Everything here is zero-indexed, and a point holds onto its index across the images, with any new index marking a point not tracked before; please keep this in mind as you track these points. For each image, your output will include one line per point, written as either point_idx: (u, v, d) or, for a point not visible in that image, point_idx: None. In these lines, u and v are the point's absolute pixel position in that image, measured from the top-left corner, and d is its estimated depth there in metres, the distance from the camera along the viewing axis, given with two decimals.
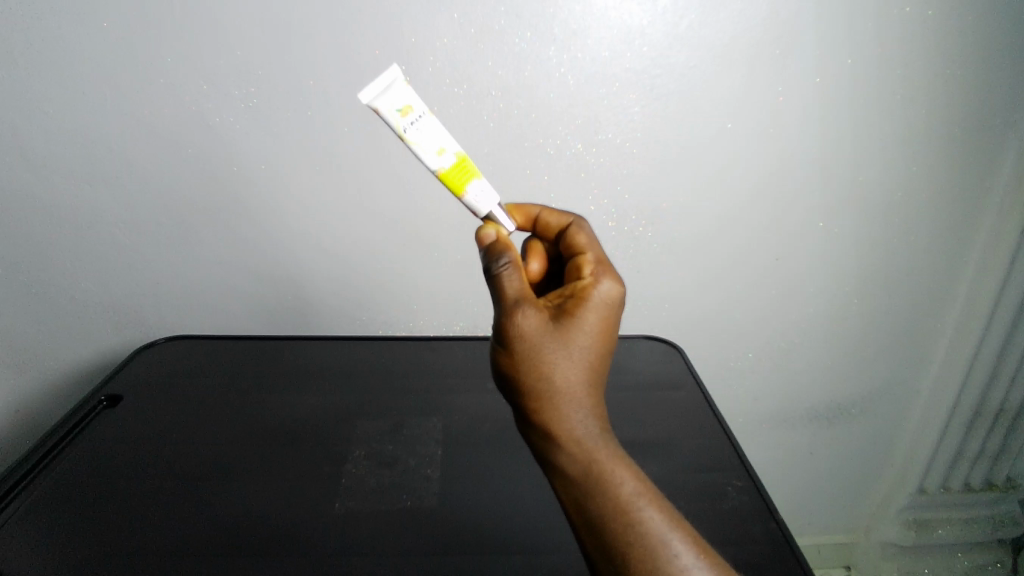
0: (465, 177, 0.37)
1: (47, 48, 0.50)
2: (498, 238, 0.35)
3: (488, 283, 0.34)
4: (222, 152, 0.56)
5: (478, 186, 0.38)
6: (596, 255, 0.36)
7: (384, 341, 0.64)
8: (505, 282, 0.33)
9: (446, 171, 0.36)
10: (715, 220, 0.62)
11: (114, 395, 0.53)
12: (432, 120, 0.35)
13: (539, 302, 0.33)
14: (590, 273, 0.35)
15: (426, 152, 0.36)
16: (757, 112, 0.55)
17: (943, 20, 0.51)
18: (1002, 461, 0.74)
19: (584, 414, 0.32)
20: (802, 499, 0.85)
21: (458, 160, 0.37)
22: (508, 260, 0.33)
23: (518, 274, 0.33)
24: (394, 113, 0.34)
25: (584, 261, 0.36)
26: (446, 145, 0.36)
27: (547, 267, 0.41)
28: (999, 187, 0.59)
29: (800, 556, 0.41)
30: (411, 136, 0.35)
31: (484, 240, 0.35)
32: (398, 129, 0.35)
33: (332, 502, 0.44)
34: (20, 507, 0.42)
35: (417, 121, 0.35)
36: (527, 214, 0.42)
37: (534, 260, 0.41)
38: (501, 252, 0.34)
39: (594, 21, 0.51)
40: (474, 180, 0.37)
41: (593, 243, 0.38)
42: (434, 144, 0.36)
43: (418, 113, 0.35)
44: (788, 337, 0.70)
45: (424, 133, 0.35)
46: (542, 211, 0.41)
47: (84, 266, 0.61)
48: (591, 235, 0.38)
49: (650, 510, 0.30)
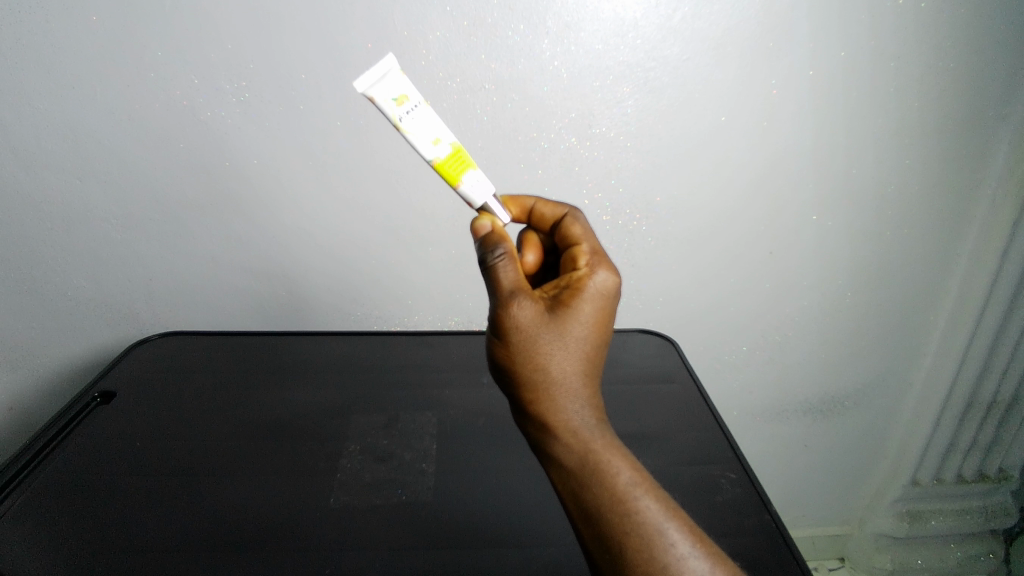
0: (462, 168, 0.37)
1: (35, 42, 0.49)
2: (493, 230, 0.35)
3: (482, 273, 0.34)
4: (214, 147, 0.55)
5: (473, 177, 0.38)
6: (592, 246, 0.36)
7: (379, 335, 0.64)
8: (500, 273, 0.32)
9: (440, 162, 0.37)
10: (710, 214, 0.62)
11: (107, 392, 0.53)
12: (427, 111, 0.36)
13: (534, 294, 0.33)
14: (585, 264, 0.35)
15: (423, 144, 0.36)
16: (752, 105, 0.56)
17: (936, 12, 0.51)
18: (994, 452, 0.76)
19: (580, 404, 0.32)
20: (797, 492, 0.86)
21: (453, 151, 0.37)
22: (504, 251, 0.33)
23: (514, 265, 0.33)
24: (390, 102, 0.34)
25: (579, 253, 0.36)
26: (442, 136, 0.36)
27: (542, 258, 0.41)
28: (993, 180, 0.59)
29: (794, 547, 0.41)
30: (406, 125, 0.35)
31: (478, 232, 0.36)
32: (394, 118, 0.35)
33: (327, 497, 0.44)
34: (18, 500, 0.42)
35: (412, 111, 0.35)
36: (522, 206, 0.42)
37: (530, 252, 0.41)
38: (496, 243, 0.33)
39: (588, 13, 0.51)
40: (469, 170, 0.38)
41: (588, 234, 0.38)
42: (430, 136, 0.36)
43: (413, 102, 0.35)
44: (781, 330, 0.70)
45: (419, 123, 0.35)
46: (538, 202, 0.41)
47: (76, 263, 0.61)
48: (586, 226, 0.38)
49: (646, 499, 0.31)
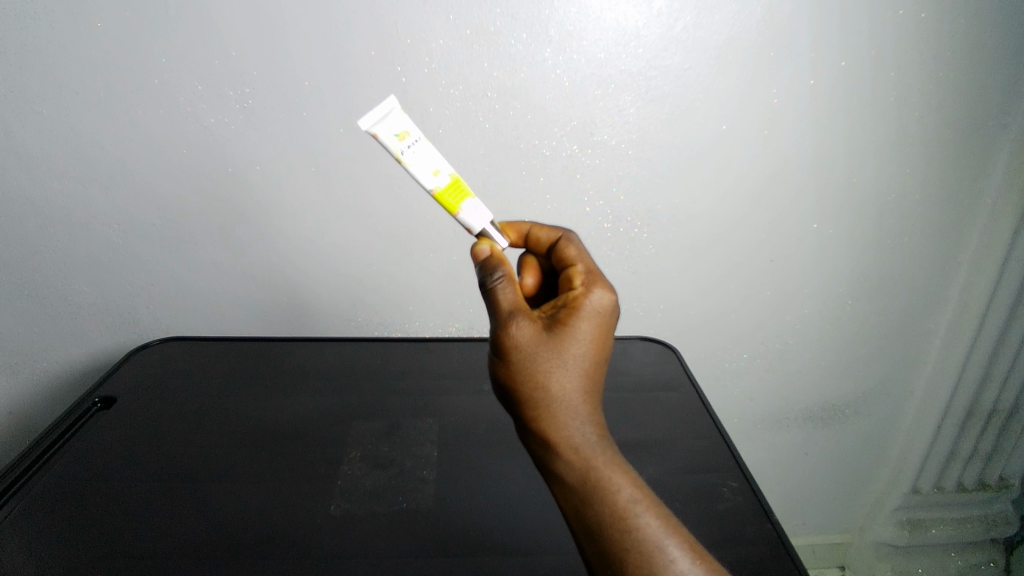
0: (460, 197, 0.38)
1: (39, 48, 0.50)
2: (492, 253, 0.36)
3: (482, 295, 0.34)
4: (217, 154, 0.56)
5: (472, 206, 0.38)
6: (587, 266, 0.37)
7: (381, 341, 0.64)
8: (499, 295, 0.33)
9: (440, 191, 0.37)
10: (711, 223, 0.62)
11: (108, 397, 0.54)
12: (427, 145, 0.37)
13: (532, 314, 0.34)
14: (581, 284, 0.36)
15: (423, 174, 0.36)
16: (753, 115, 0.56)
17: (936, 22, 0.52)
18: (995, 460, 0.75)
19: (582, 421, 0.32)
20: (798, 500, 0.86)
21: (453, 180, 0.38)
22: (503, 273, 0.34)
23: (513, 286, 0.34)
24: (392, 138, 0.35)
25: (574, 273, 0.37)
26: (441, 167, 0.37)
27: (541, 281, 0.41)
28: (992, 189, 0.60)
29: (794, 555, 0.41)
30: (408, 158, 0.36)
31: (478, 256, 0.37)
32: (396, 152, 0.36)
33: (327, 504, 0.44)
34: (19, 504, 0.42)
35: (413, 145, 0.36)
36: (519, 230, 0.42)
37: (529, 275, 0.41)
38: (496, 266, 0.34)
39: (591, 22, 0.51)
40: (468, 200, 0.38)
41: (583, 255, 0.38)
42: (429, 166, 0.36)
43: (414, 138, 0.36)
44: (782, 338, 0.70)
45: (419, 156, 0.36)
46: (533, 227, 0.42)
47: (78, 268, 0.61)
48: (581, 247, 0.39)
49: (647, 516, 0.30)
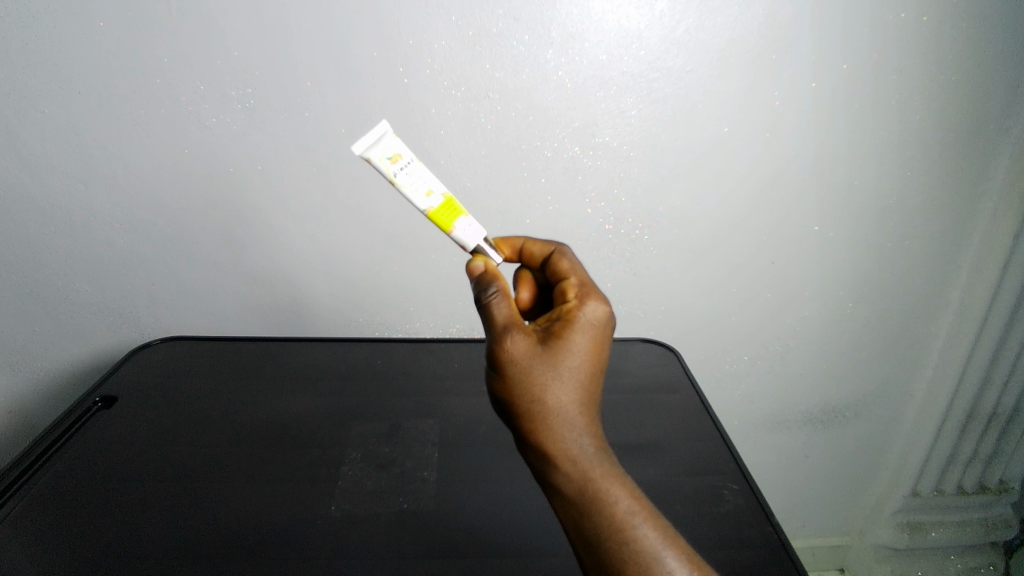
0: (452, 216, 0.38)
1: (41, 47, 0.50)
2: (487, 269, 0.37)
3: (479, 311, 0.35)
4: (219, 154, 0.56)
5: (465, 224, 0.38)
6: (580, 279, 0.37)
7: (381, 342, 0.64)
8: (494, 309, 0.34)
9: (434, 211, 0.37)
10: (712, 226, 0.62)
11: (108, 396, 0.54)
12: (421, 166, 0.37)
13: (526, 327, 0.34)
14: (575, 296, 0.36)
15: (415, 196, 0.37)
16: (755, 117, 0.56)
17: (938, 25, 0.51)
18: (995, 463, 0.75)
19: (578, 433, 0.32)
20: (798, 502, 0.86)
21: (445, 200, 0.38)
22: (497, 289, 0.35)
23: (507, 301, 0.35)
24: (385, 160, 0.35)
25: (568, 286, 0.37)
26: (434, 187, 0.37)
27: (536, 294, 0.42)
28: (993, 192, 0.60)
29: (795, 556, 0.41)
30: (401, 180, 0.36)
31: (473, 272, 0.37)
32: (389, 174, 0.36)
33: (328, 505, 0.44)
34: (19, 505, 0.42)
35: (406, 167, 0.36)
36: (513, 246, 0.43)
37: (524, 289, 0.41)
38: (490, 281, 0.35)
39: (593, 24, 0.51)
40: (462, 217, 0.38)
41: (576, 268, 0.38)
42: (422, 187, 0.37)
43: (406, 160, 0.36)
44: (782, 340, 0.70)
45: (412, 177, 0.36)
46: (527, 242, 0.42)
47: (79, 266, 0.61)
48: (574, 260, 0.39)
49: (645, 528, 0.30)
